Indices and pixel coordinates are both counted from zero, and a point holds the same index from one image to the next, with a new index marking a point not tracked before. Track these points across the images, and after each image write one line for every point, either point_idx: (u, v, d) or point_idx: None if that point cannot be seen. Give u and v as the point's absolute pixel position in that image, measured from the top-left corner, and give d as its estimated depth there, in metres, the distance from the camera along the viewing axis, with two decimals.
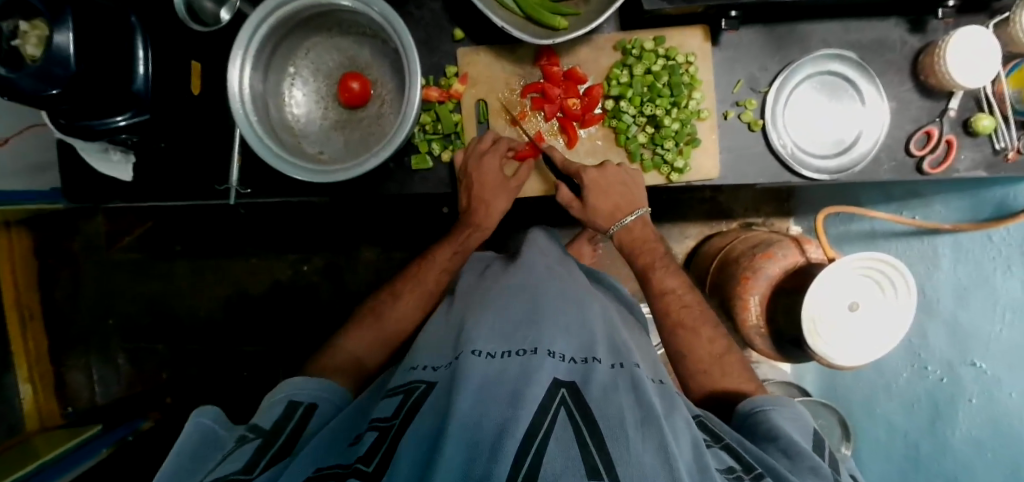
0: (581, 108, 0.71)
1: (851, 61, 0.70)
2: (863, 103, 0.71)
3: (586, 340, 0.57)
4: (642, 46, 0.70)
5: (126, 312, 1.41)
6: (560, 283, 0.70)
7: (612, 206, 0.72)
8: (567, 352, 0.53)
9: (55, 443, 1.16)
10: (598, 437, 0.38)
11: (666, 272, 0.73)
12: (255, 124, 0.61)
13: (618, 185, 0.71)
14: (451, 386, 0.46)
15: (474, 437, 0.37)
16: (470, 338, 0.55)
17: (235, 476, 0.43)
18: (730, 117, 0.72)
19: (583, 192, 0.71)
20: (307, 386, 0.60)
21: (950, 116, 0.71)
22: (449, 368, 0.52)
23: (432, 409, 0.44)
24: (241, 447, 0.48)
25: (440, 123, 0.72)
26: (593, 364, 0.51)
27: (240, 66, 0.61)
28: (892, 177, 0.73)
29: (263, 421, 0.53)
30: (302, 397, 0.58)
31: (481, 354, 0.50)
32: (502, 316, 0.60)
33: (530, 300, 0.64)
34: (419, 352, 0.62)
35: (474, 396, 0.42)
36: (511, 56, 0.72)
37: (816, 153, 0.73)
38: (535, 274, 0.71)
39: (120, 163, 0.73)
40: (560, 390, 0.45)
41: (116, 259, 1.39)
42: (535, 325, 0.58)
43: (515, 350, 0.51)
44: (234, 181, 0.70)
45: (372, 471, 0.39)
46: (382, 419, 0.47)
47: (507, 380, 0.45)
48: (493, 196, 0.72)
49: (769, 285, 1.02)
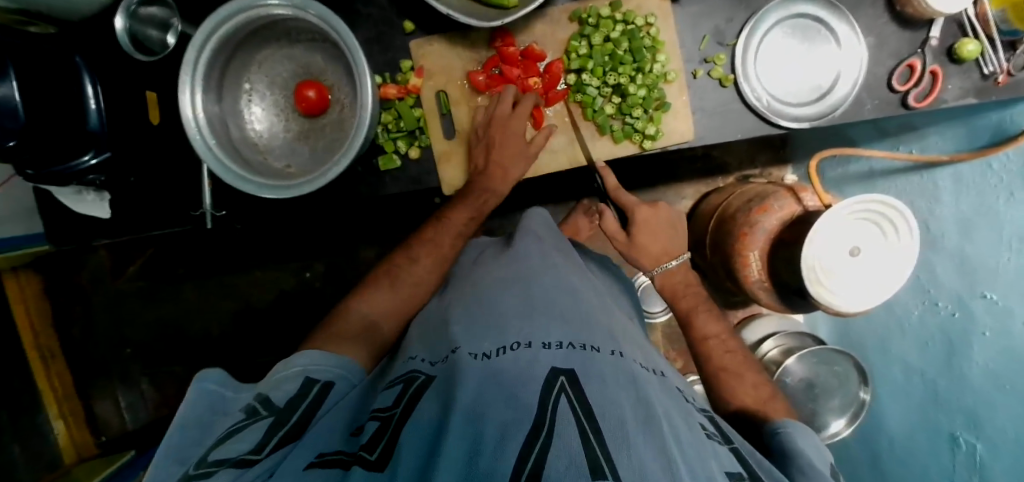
0: (544, 86, 0.70)
1: (820, 0, 0.67)
2: (837, 44, 0.68)
3: (582, 325, 0.56)
4: (598, 14, 0.67)
5: (140, 339, 1.44)
6: (554, 271, 0.69)
7: (660, 247, 0.85)
8: (563, 340, 0.51)
9: (94, 471, 1.23)
10: (599, 431, 0.37)
11: (709, 317, 0.81)
12: (214, 149, 0.61)
13: (664, 228, 0.86)
14: (449, 383, 0.46)
15: (474, 436, 0.36)
16: (461, 337, 0.54)
17: (244, 458, 0.42)
18: (700, 75, 0.69)
19: (632, 228, 0.86)
20: (320, 363, 0.59)
21: (933, 46, 0.67)
22: (447, 362, 0.51)
23: (433, 400, 0.44)
24: (252, 425, 0.47)
25: (402, 120, 0.70)
26: (593, 353, 0.50)
27: (190, 91, 0.60)
28: (874, 116, 0.70)
29: (276, 397, 0.52)
30: (318, 376, 0.58)
31: (474, 354, 0.49)
32: (497, 309, 0.58)
33: (523, 290, 0.62)
34: (411, 344, 0.63)
35: (472, 395, 0.41)
36: (465, 42, 0.70)
37: (793, 102, 0.70)
38: (529, 263, 0.70)
39: (96, 202, 0.73)
40: (559, 378, 0.44)
41: (123, 289, 1.42)
42: (530, 316, 0.56)
43: (508, 345, 0.50)
44: (208, 206, 0.70)
45: (374, 460, 0.39)
46: (382, 408, 0.47)
47: (506, 379, 0.44)
48: (512, 159, 0.69)
49: (768, 238, 1.00)
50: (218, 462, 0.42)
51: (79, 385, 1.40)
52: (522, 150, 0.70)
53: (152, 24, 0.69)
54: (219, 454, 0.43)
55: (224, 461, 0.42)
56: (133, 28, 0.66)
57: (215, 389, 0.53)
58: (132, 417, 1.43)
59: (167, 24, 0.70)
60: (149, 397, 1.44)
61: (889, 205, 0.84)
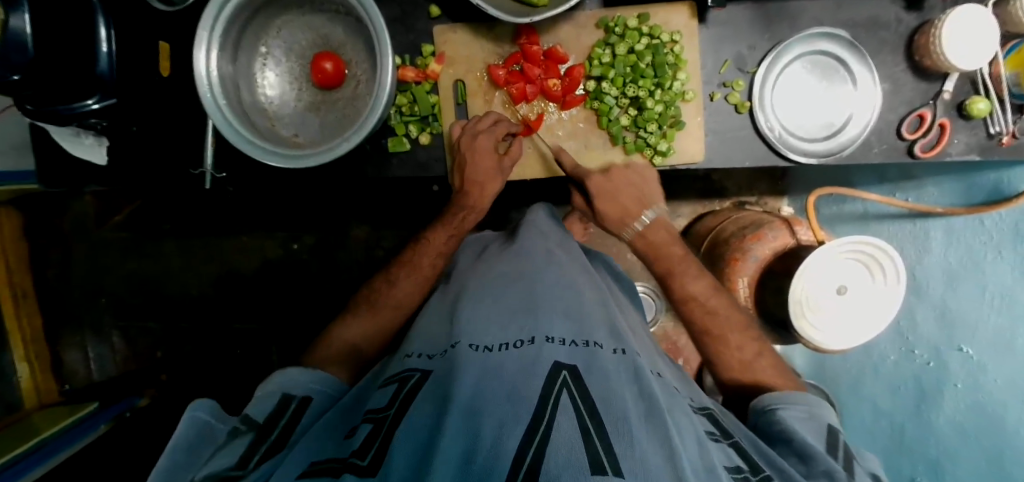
0: (562, 89, 0.68)
1: (843, 40, 0.68)
2: (855, 85, 0.69)
3: (585, 323, 0.55)
4: (625, 24, 0.66)
5: (117, 290, 1.41)
6: (558, 269, 0.68)
7: (622, 207, 0.69)
8: (566, 336, 0.51)
9: (54, 421, 1.19)
10: (601, 428, 0.37)
11: (687, 278, 0.69)
12: (224, 109, 0.60)
13: (624, 182, 0.69)
14: (449, 376, 0.46)
15: (473, 430, 0.37)
16: (462, 330, 0.54)
17: (228, 472, 0.44)
18: (717, 98, 0.69)
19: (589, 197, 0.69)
20: (300, 378, 0.60)
21: (945, 99, 0.69)
22: (445, 356, 0.52)
23: (432, 395, 0.45)
24: (233, 442, 0.49)
25: (416, 105, 0.69)
26: (595, 350, 0.50)
27: (207, 48, 0.59)
28: (881, 160, 0.71)
29: (256, 414, 0.54)
30: (295, 391, 0.59)
31: (475, 346, 0.50)
32: (501, 305, 0.58)
33: (526, 288, 0.62)
34: (414, 338, 0.62)
35: (473, 388, 0.42)
36: (489, 35, 0.69)
37: (806, 137, 0.70)
38: (532, 260, 0.70)
39: (94, 147, 0.71)
40: (562, 372, 0.44)
41: (105, 238, 1.38)
42: (533, 311, 0.56)
43: (512, 342, 0.50)
44: (207, 166, 0.69)
45: (366, 466, 0.38)
46: (375, 410, 0.47)
47: (506, 373, 0.44)
48: (488, 176, 0.68)
49: (759, 266, 1.02)
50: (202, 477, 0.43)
51: (48, 330, 1.37)
52: (499, 167, 0.68)
53: None
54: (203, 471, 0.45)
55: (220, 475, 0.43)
56: None
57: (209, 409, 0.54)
58: (98, 369, 1.42)
59: None
60: (119, 351, 1.41)
61: (881, 248, 0.86)
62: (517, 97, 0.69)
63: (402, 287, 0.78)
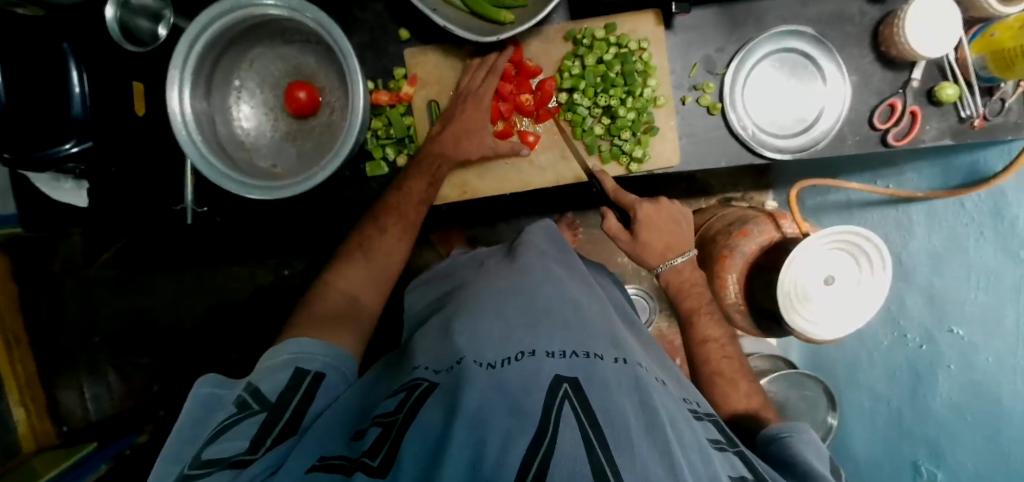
0: (535, 103, 0.69)
1: (808, 36, 0.69)
2: (824, 81, 0.70)
3: (585, 336, 0.55)
4: (593, 35, 0.67)
5: (110, 328, 1.40)
6: (556, 285, 0.67)
7: (664, 242, 0.81)
8: (566, 350, 0.51)
9: (50, 464, 1.16)
10: (602, 439, 0.37)
11: (709, 320, 0.80)
12: (199, 145, 0.60)
13: (668, 222, 0.82)
14: (453, 389, 0.45)
15: (478, 440, 0.37)
16: (468, 346, 0.53)
17: (240, 457, 0.43)
18: (688, 101, 0.70)
19: (638, 225, 0.80)
20: (307, 348, 0.57)
21: (913, 87, 0.70)
22: (450, 372, 0.49)
23: (436, 408, 0.43)
24: (243, 422, 0.47)
25: (392, 128, 0.69)
26: (595, 361, 0.49)
27: (179, 86, 0.59)
28: (855, 151, 0.72)
29: (266, 389, 0.51)
30: (309, 365, 0.55)
31: (481, 364, 0.48)
32: (502, 318, 0.57)
33: (526, 303, 0.61)
34: (416, 351, 0.59)
35: (478, 398, 0.42)
36: (460, 54, 0.70)
37: (780, 133, 0.71)
38: (532, 275, 0.68)
39: (73, 190, 0.72)
40: (562, 385, 0.44)
41: (93, 277, 1.37)
42: (533, 327, 0.55)
43: (512, 356, 0.49)
44: (188, 201, 0.69)
45: (377, 466, 0.38)
46: (382, 414, 0.46)
47: (510, 388, 0.44)
48: (477, 124, 0.66)
49: (746, 263, 1.02)
50: (211, 460, 0.42)
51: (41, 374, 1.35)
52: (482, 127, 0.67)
53: (144, 14, 0.69)
54: (213, 451, 0.43)
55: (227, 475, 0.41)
56: (124, 17, 0.66)
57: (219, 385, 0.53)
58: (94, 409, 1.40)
59: (160, 16, 0.71)
60: (117, 387, 1.40)
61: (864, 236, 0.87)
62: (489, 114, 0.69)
63: (392, 234, 0.68)
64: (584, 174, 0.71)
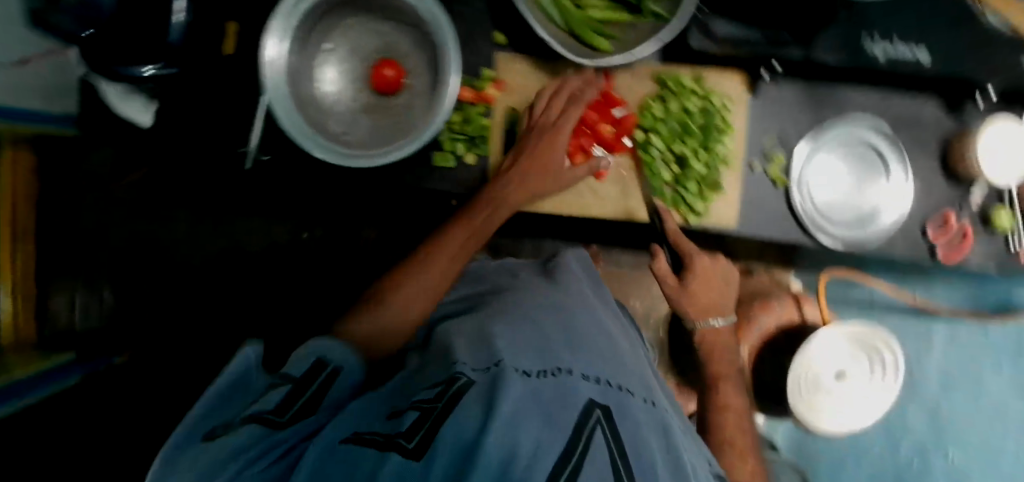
0: (612, 135, 0.69)
1: (883, 134, 0.71)
2: (887, 178, 0.71)
3: (618, 370, 0.55)
4: (680, 82, 0.67)
5: (117, 247, 1.38)
6: (591, 314, 0.68)
7: (711, 300, 0.81)
8: (599, 376, 0.51)
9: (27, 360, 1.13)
10: (630, 472, 0.37)
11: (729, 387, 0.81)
12: (287, 97, 0.60)
13: (719, 281, 0.81)
14: (490, 393, 0.40)
15: (516, 443, 0.33)
16: (506, 351, 0.50)
17: (265, 415, 0.36)
18: (756, 169, 0.70)
19: (692, 276, 0.79)
20: (334, 340, 0.47)
21: (970, 206, 0.72)
22: (488, 372, 0.45)
23: (476, 404, 0.38)
24: (270, 392, 0.40)
25: (467, 124, 0.69)
26: (627, 396, 0.50)
27: (279, 36, 0.60)
28: (903, 255, 0.73)
29: (292, 369, 0.43)
30: (335, 356, 0.45)
31: (521, 372, 0.45)
32: (541, 330, 0.57)
33: (565, 329, 0.60)
34: (450, 342, 0.54)
35: (516, 400, 0.39)
36: (549, 70, 0.70)
37: (838, 220, 0.72)
38: (567, 306, 0.67)
39: (140, 109, 0.73)
40: (595, 410, 0.43)
41: (115, 196, 1.36)
42: (571, 348, 0.55)
43: (548, 370, 0.48)
44: (252, 147, 0.68)
45: (411, 448, 0.33)
46: (423, 400, 0.41)
47: (546, 393, 0.43)
48: (550, 155, 0.65)
49: (761, 337, 1.02)
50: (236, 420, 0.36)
51: None
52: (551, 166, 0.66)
53: None
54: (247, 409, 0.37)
55: (244, 446, 0.33)
56: None
57: (248, 366, 0.44)
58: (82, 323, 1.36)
59: None
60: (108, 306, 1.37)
61: (883, 336, 0.89)
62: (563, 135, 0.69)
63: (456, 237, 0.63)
64: (652, 209, 0.70)
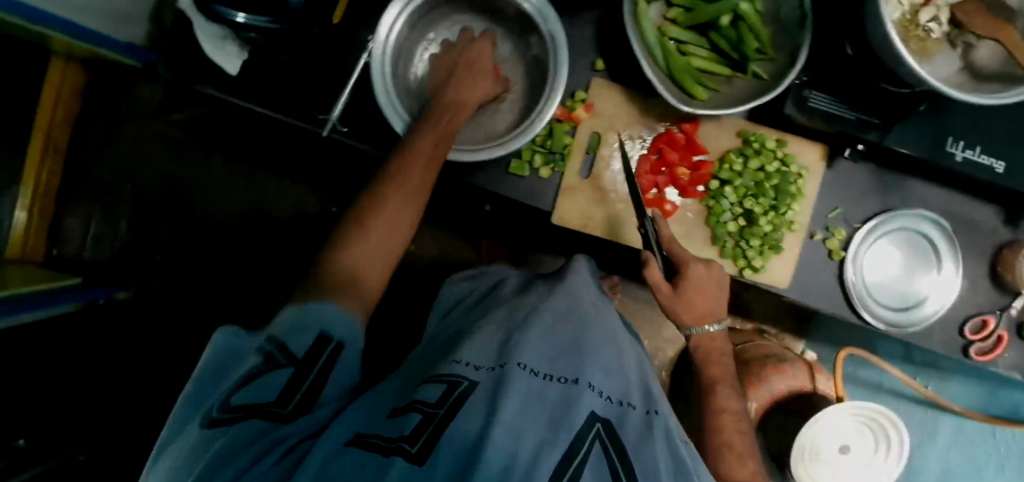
0: (687, 179, 0.71)
1: (940, 228, 0.72)
2: (938, 271, 0.73)
3: (623, 378, 0.52)
4: (764, 143, 0.69)
5: (145, 182, 1.32)
6: (615, 320, 0.63)
7: (704, 307, 0.64)
8: (604, 387, 0.48)
9: (33, 279, 1.11)
10: None
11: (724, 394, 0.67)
12: (387, 77, 0.61)
13: (713, 287, 0.65)
14: (493, 397, 0.40)
15: (515, 446, 0.35)
16: (517, 350, 0.48)
17: (268, 408, 0.35)
18: (816, 238, 0.72)
19: (681, 284, 0.63)
20: (330, 307, 0.42)
21: (1012, 314, 0.73)
22: (493, 372, 0.45)
23: (472, 416, 0.38)
24: (267, 375, 0.36)
25: (551, 139, 0.70)
26: (629, 409, 0.47)
27: (393, 20, 0.62)
28: (937, 348, 0.75)
29: (293, 347, 0.38)
30: (338, 332, 0.41)
31: (528, 370, 0.45)
32: (552, 330, 0.54)
33: (576, 329, 0.55)
34: (466, 342, 0.53)
35: (515, 415, 0.38)
36: (640, 103, 0.71)
37: (882, 302, 0.73)
38: (580, 301, 0.61)
39: (232, 55, 0.72)
40: (597, 422, 0.42)
41: (155, 130, 1.32)
42: (582, 350, 0.52)
43: (556, 376, 0.46)
44: (335, 116, 0.68)
45: (416, 453, 0.33)
46: (426, 402, 0.40)
47: (548, 405, 0.42)
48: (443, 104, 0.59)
49: (770, 397, 1.00)
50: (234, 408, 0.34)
51: (60, 194, 1.30)
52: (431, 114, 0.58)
53: None
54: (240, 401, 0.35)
55: (248, 441, 0.33)
56: None
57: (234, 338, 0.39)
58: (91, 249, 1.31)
59: None
60: (120, 239, 1.31)
61: (890, 419, 0.89)
62: (639, 168, 0.70)
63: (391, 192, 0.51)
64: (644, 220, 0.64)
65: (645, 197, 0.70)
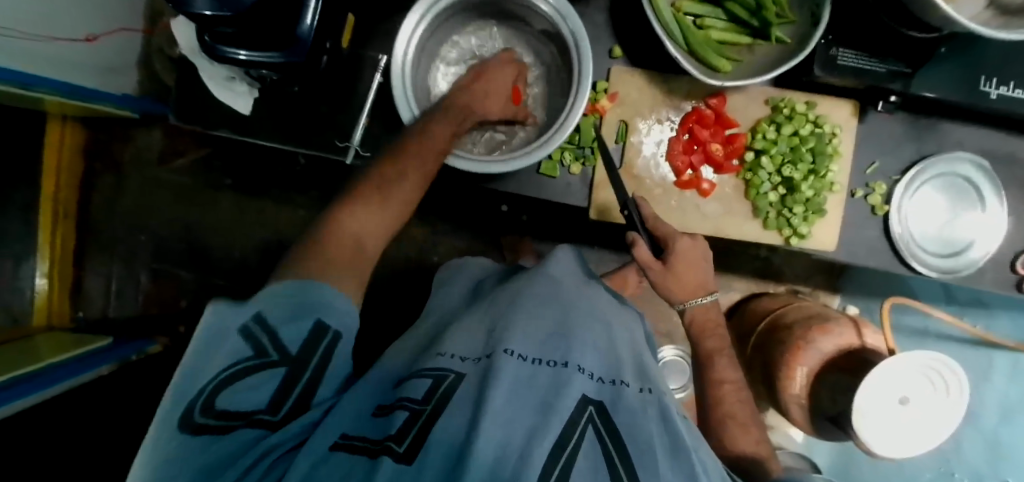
0: (722, 154, 0.70)
1: (978, 165, 0.71)
2: (983, 209, 0.72)
3: (615, 357, 0.46)
4: (794, 108, 0.68)
5: (158, 230, 1.30)
6: (603, 304, 0.59)
7: (695, 281, 0.63)
8: (595, 367, 0.43)
9: (65, 345, 1.11)
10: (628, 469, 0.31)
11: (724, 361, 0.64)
12: (408, 97, 0.62)
13: (701, 255, 0.63)
14: (480, 386, 0.36)
15: (508, 433, 0.31)
16: (504, 337, 0.44)
17: (261, 417, 0.33)
18: (857, 195, 0.72)
19: (669, 259, 0.62)
20: (327, 291, 0.40)
21: None
22: (480, 363, 0.41)
23: (460, 408, 0.34)
24: (260, 372, 0.34)
25: (579, 135, 0.69)
26: (623, 388, 0.41)
27: (406, 38, 0.62)
28: (989, 288, 0.74)
29: (287, 337, 0.36)
30: (335, 321, 0.39)
31: (516, 356, 0.40)
32: (537, 317, 0.49)
33: (560, 313, 0.51)
34: (449, 338, 0.49)
35: (506, 399, 0.34)
36: (663, 85, 0.70)
37: (929, 249, 0.72)
38: (561, 287, 0.58)
39: (242, 94, 0.72)
40: (588, 407, 0.36)
41: (161, 178, 1.29)
42: (571, 333, 0.47)
43: (546, 359, 0.41)
44: (355, 140, 0.67)
45: (403, 452, 0.30)
46: (412, 400, 0.37)
47: (538, 387, 0.37)
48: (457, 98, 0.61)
49: (820, 360, 0.96)
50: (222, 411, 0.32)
51: (76, 254, 1.29)
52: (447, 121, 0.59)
53: None
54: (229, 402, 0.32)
55: (242, 450, 0.31)
56: None
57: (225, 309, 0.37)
58: (114, 305, 1.30)
59: None
60: (143, 292, 1.30)
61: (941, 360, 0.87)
62: (670, 152, 0.70)
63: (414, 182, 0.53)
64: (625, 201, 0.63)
65: (679, 179, 0.70)
